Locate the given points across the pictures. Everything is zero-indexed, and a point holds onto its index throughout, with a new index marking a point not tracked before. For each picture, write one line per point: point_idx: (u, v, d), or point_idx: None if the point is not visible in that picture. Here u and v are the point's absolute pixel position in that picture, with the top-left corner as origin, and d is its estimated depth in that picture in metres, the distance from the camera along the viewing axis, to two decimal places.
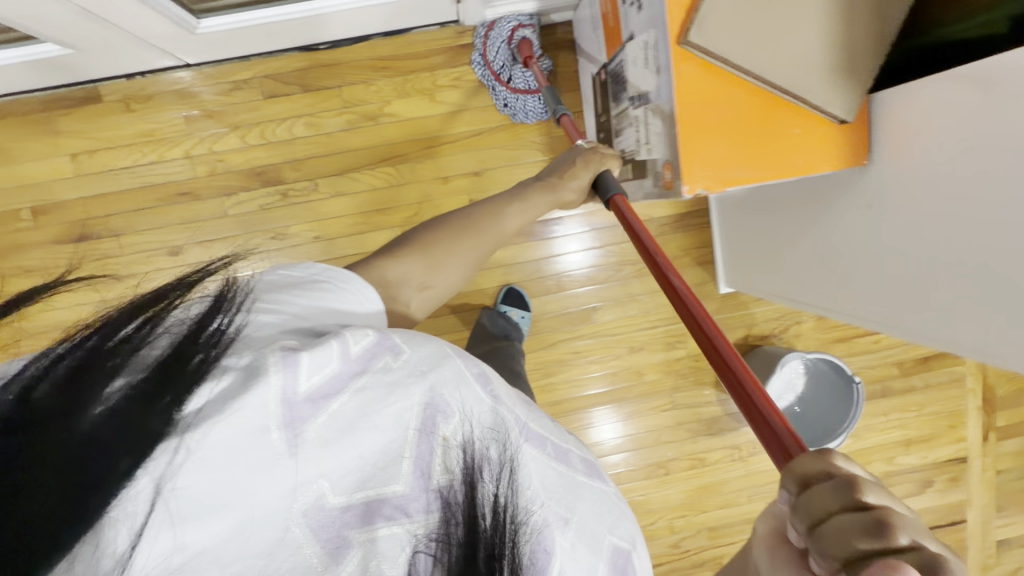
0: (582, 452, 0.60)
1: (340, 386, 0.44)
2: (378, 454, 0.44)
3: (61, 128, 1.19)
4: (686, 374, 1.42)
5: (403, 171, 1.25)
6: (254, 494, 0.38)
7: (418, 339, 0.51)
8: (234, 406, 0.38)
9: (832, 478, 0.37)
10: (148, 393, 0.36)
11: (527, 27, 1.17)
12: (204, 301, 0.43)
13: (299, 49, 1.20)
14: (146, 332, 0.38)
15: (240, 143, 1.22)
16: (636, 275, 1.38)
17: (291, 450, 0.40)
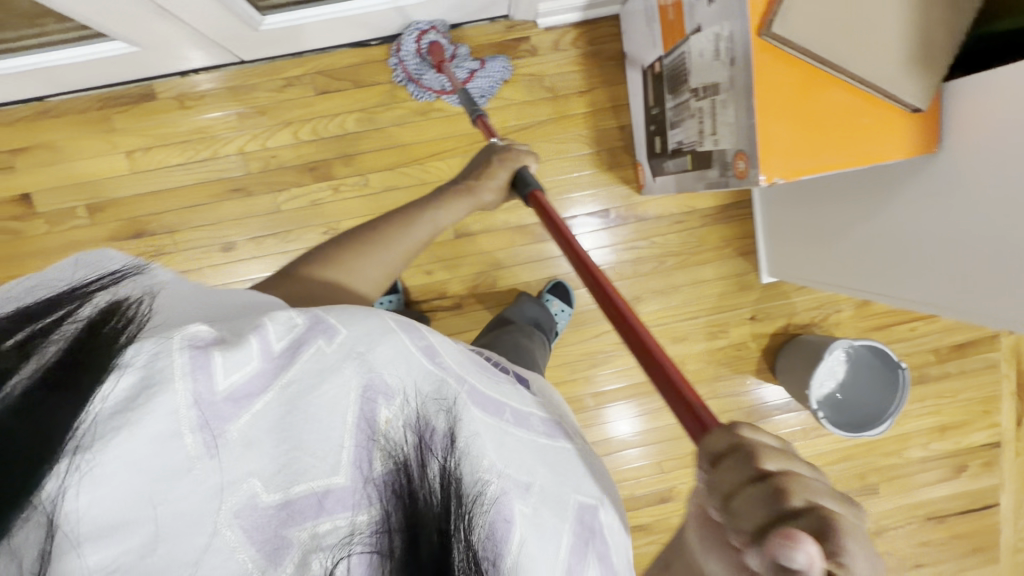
0: (545, 414, 0.55)
1: (264, 385, 0.39)
2: (312, 445, 0.38)
3: (117, 126, 1.20)
4: (727, 364, 1.44)
5: (453, 165, 1.27)
6: (168, 501, 0.33)
7: (352, 318, 0.46)
8: (135, 413, 0.33)
9: (736, 451, 0.37)
10: (44, 399, 0.31)
11: (432, 30, 1.17)
12: (98, 305, 0.38)
13: (351, 45, 1.21)
14: (36, 340, 0.34)
15: (292, 139, 1.24)
16: (679, 267, 1.38)
17: (211, 452, 0.35)
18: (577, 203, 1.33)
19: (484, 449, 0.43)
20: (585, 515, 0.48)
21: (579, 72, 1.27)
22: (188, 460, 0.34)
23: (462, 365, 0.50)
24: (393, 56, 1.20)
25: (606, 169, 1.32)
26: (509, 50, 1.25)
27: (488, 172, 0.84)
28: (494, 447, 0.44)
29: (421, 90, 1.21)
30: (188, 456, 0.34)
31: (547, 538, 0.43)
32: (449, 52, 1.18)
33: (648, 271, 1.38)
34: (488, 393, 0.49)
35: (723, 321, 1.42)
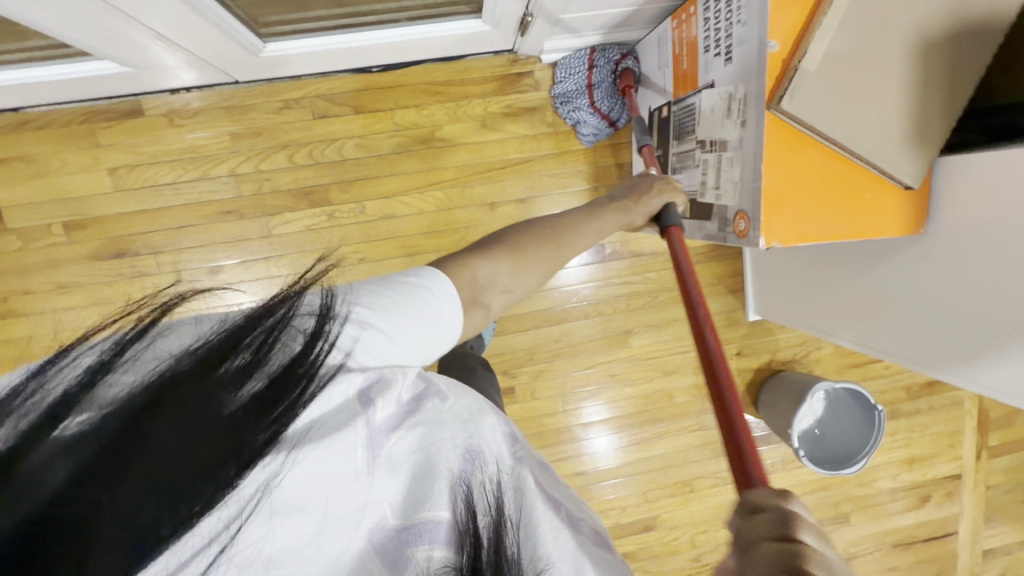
0: (593, 523, 0.52)
1: (402, 423, 0.45)
2: (430, 481, 0.43)
3: (102, 141, 1.15)
4: None
5: (452, 195, 1.26)
6: (334, 502, 0.39)
7: (461, 387, 0.51)
8: (330, 425, 0.40)
9: (777, 513, 0.39)
10: (270, 395, 0.37)
11: (627, 57, 1.20)
12: (315, 309, 0.43)
13: (353, 71, 1.18)
14: (273, 337, 0.39)
15: (289, 163, 1.20)
16: (671, 301, 1.42)
17: (369, 471, 0.41)
18: None
19: (547, 535, 0.44)
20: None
21: None
22: (353, 473, 0.41)
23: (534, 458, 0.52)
24: (580, 56, 1.19)
25: None
26: (514, 83, 1.24)
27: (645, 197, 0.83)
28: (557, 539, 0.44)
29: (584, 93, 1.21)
30: (354, 468, 0.41)
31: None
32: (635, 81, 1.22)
33: (642, 305, 1.41)
34: (552, 485, 0.52)
35: None
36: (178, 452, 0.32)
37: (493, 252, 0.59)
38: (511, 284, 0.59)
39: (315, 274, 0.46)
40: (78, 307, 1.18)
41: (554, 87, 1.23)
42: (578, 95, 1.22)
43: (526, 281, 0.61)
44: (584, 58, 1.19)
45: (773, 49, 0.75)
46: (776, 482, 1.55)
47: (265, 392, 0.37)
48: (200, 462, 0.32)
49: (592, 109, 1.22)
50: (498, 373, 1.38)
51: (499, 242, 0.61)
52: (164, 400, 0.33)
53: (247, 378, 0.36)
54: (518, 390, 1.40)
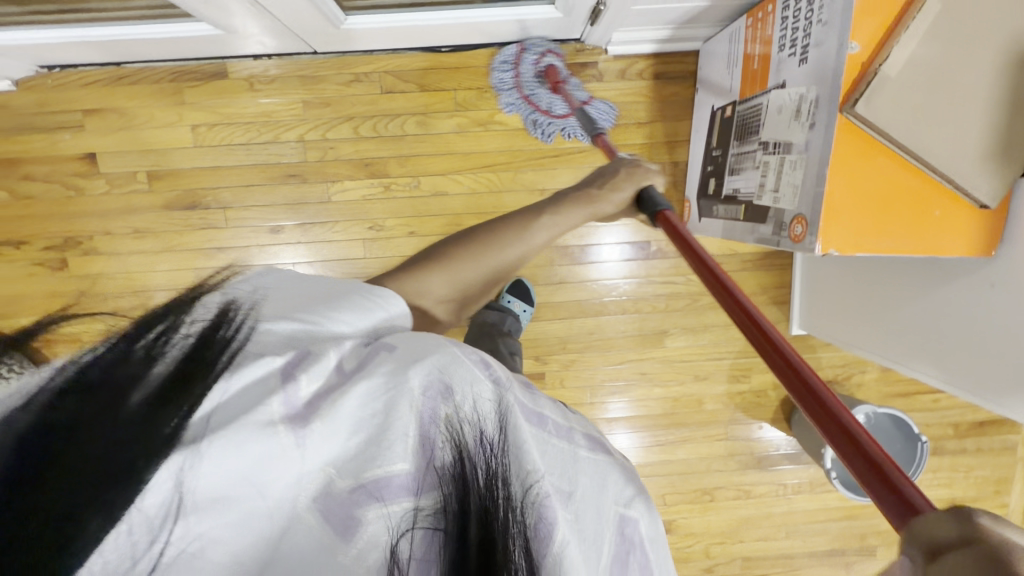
0: (587, 429, 0.57)
1: (337, 386, 0.40)
2: (376, 433, 0.39)
3: (187, 99, 1.23)
4: (745, 408, 1.45)
5: (504, 179, 1.29)
6: (267, 476, 0.36)
7: (413, 337, 0.46)
8: (248, 404, 0.37)
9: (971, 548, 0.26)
10: (169, 392, 0.35)
11: (549, 54, 1.22)
12: (209, 310, 0.42)
13: (423, 49, 1.22)
14: (162, 341, 0.38)
15: (353, 134, 1.26)
16: (711, 307, 1.40)
17: (298, 442, 0.37)
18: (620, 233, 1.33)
19: (531, 449, 0.45)
20: (627, 528, 0.51)
21: (645, 104, 1.27)
22: (280, 447, 0.36)
23: (512, 382, 0.50)
24: (507, 59, 1.21)
25: None
26: (578, 72, 1.24)
27: (614, 185, 0.82)
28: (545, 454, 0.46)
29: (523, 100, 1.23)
30: (281, 441, 0.36)
31: (586, 542, 0.46)
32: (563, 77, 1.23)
33: (680, 307, 1.40)
34: (530, 407, 0.50)
35: (747, 366, 1.43)
36: (76, 464, 0.30)
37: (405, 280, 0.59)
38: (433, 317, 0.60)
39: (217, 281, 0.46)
40: (151, 251, 1.27)
41: (509, 111, 1.25)
42: (522, 103, 1.23)
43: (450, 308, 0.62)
44: (508, 63, 1.22)
45: (853, 51, 0.74)
46: (800, 504, 1.51)
47: (169, 395, 0.35)
48: (97, 466, 0.31)
49: (557, 118, 1.23)
50: (530, 358, 1.40)
51: (432, 258, 0.63)
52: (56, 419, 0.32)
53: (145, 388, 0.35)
54: (547, 378, 1.40)
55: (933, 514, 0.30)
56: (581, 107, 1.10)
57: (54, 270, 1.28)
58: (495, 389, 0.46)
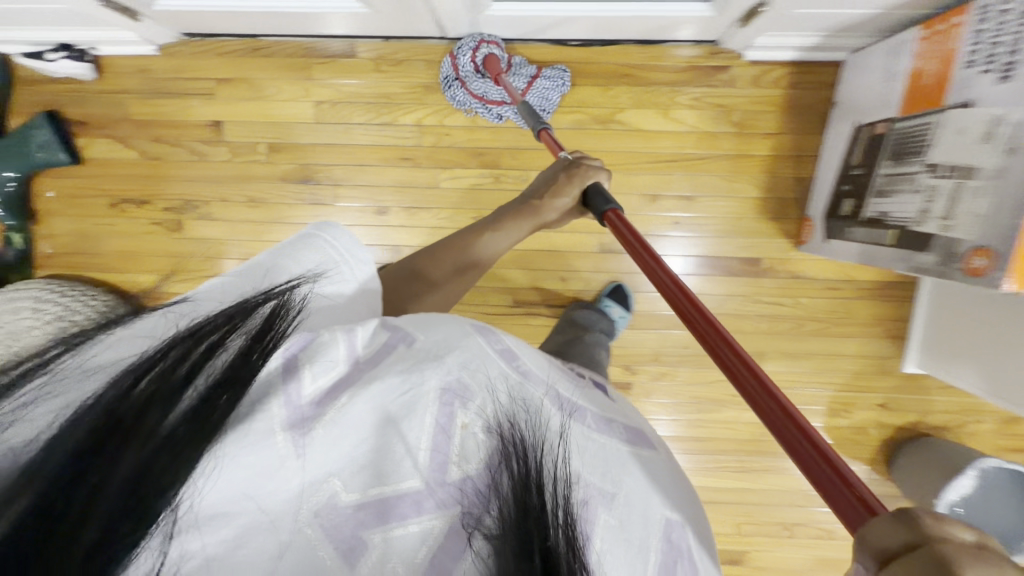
0: (627, 421, 0.52)
1: (348, 387, 0.41)
2: (393, 440, 0.39)
3: (314, 75, 1.25)
4: (839, 444, 1.37)
5: (616, 179, 1.25)
6: (267, 490, 0.36)
7: (436, 324, 0.47)
8: (259, 407, 0.38)
9: (916, 552, 0.31)
10: (208, 401, 0.36)
11: (486, 43, 1.14)
12: (265, 313, 0.42)
13: (552, 41, 1.20)
14: (218, 342, 0.39)
15: (470, 122, 1.25)
16: (819, 333, 1.31)
17: (297, 452, 0.37)
18: (729, 247, 1.27)
19: (575, 451, 0.43)
20: (672, 533, 0.44)
21: (774, 114, 1.21)
22: (279, 458, 0.37)
23: (546, 369, 0.50)
24: (449, 61, 1.17)
25: (770, 219, 1.26)
26: (709, 76, 1.20)
27: (560, 189, 0.86)
28: (583, 449, 0.44)
29: (472, 99, 1.18)
30: (278, 451, 0.37)
31: (633, 552, 0.41)
32: (504, 63, 1.15)
33: (786, 331, 1.31)
34: (571, 399, 0.49)
35: (849, 400, 1.34)
36: (117, 476, 0.32)
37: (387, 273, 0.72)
38: (416, 290, 0.69)
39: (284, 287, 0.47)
40: (262, 222, 1.30)
41: (454, 102, 1.21)
42: (474, 102, 1.19)
43: (436, 288, 0.71)
44: (449, 65, 1.17)
45: None
46: None
47: (194, 402, 0.36)
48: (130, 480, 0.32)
49: (489, 104, 1.18)
50: (618, 366, 1.35)
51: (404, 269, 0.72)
52: (86, 436, 0.33)
53: (168, 391, 0.36)
54: (634, 388, 1.36)
55: (876, 520, 0.34)
56: (521, 99, 1.04)
57: (170, 230, 1.33)
58: (522, 380, 0.46)
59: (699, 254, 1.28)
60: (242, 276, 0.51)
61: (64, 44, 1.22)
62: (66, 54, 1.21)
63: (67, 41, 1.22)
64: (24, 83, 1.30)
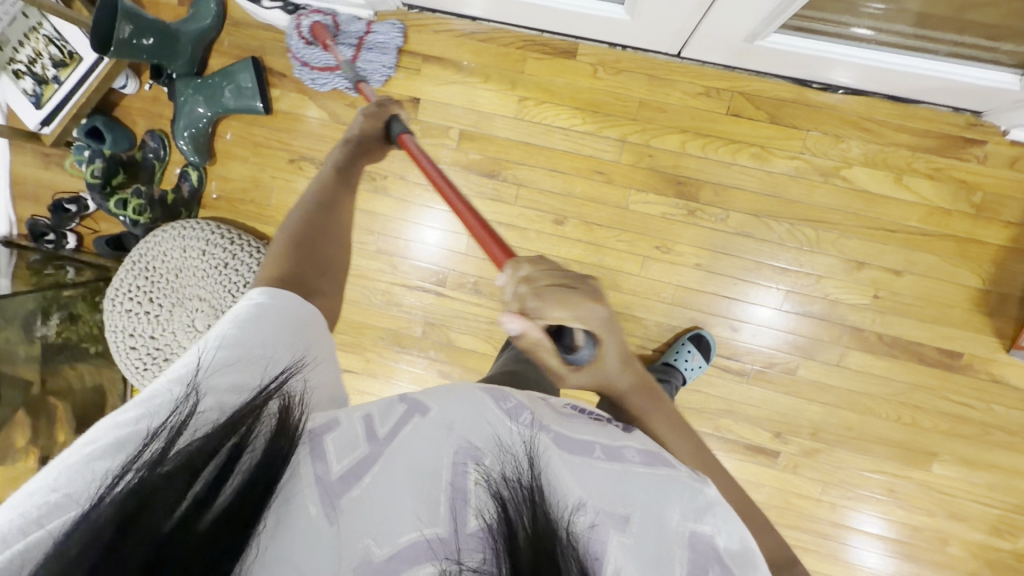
0: (643, 444, 0.53)
1: (369, 464, 0.46)
2: (420, 508, 0.44)
3: (527, 69, 1.20)
4: (997, 570, 1.22)
5: (820, 237, 1.16)
6: (307, 550, 0.41)
7: (445, 392, 0.51)
8: (289, 478, 0.43)
9: (516, 269, 0.59)
10: (242, 494, 0.39)
11: (314, 15, 1.23)
12: (275, 408, 0.45)
13: (791, 80, 1.13)
14: (244, 436, 0.42)
15: (677, 148, 1.18)
16: (1006, 446, 1.18)
17: (331, 520, 0.43)
18: (926, 332, 1.17)
19: (573, 484, 0.46)
20: (699, 543, 0.47)
21: (1022, 204, 1.10)
22: (316, 527, 0.43)
23: (549, 412, 0.53)
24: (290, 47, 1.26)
25: (982, 314, 1.14)
26: (957, 148, 1.10)
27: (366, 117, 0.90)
28: (571, 478, 0.47)
29: (316, 72, 1.25)
30: (314, 522, 0.43)
31: (654, 567, 0.44)
32: (331, 31, 1.23)
33: (968, 435, 1.19)
34: (572, 436, 0.51)
35: (1018, 524, 1.20)
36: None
37: (280, 237, 0.70)
38: (327, 224, 0.73)
39: (278, 368, 0.51)
40: None
41: (312, 86, 1.28)
42: (322, 77, 1.26)
43: (338, 218, 0.75)
44: (292, 49, 1.26)
45: None
46: None
47: (231, 497, 0.39)
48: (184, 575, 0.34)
49: (335, 71, 1.24)
50: (769, 433, 1.26)
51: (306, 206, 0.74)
52: (116, 534, 0.35)
53: (184, 489, 0.38)
54: (781, 457, 1.26)
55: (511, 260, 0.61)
56: (345, 59, 1.10)
57: None
58: (523, 431, 0.49)
59: (892, 333, 1.18)
60: (243, 358, 0.50)
61: None
62: (279, 4, 1.24)
63: None
64: (233, 24, 1.32)
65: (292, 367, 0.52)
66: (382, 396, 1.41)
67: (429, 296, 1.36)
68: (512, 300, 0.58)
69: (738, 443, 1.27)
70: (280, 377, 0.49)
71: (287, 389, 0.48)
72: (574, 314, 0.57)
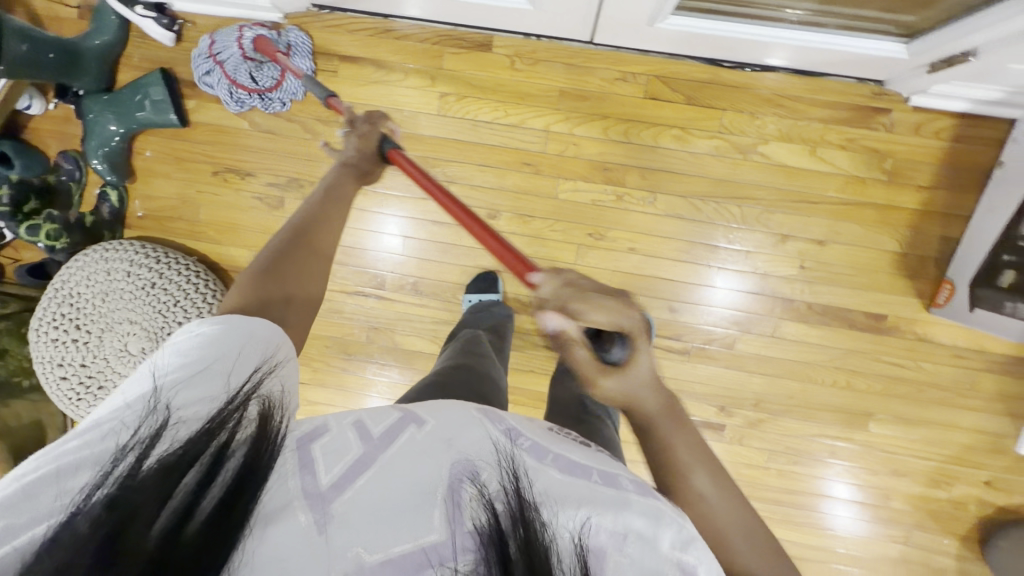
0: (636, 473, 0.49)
1: (361, 470, 0.45)
2: (412, 514, 0.43)
3: (446, 65, 1.19)
4: (936, 518, 1.27)
5: (746, 213, 1.18)
6: (291, 560, 0.39)
7: (442, 407, 0.51)
8: (269, 508, 0.41)
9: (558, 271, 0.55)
10: (228, 501, 0.38)
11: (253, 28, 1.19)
12: (253, 414, 0.43)
13: (704, 60, 1.14)
14: (223, 442, 0.40)
15: (601, 134, 1.18)
16: (938, 401, 1.23)
17: (321, 528, 0.41)
18: (855, 297, 1.20)
19: (568, 500, 0.43)
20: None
21: (932, 167, 1.14)
22: (305, 535, 0.41)
23: (545, 431, 0.51)
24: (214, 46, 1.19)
25: (904, 276, 1.18)
26: (867, 118, 1.13)
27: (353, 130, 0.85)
28: (564, 492, 0.44)
29: (230, 84, 1.20)
30: (303, 530, 0.41)
31: None
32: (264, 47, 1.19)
33: (901, 393, 1.23)
34: (570, 457, 0.48)
35: (954, 474, 1.25)
36: None
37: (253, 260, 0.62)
38: (303, 247, 0.63)
39: (250, 365, 0.47)
40: None
41: (218, 97, 1.23)
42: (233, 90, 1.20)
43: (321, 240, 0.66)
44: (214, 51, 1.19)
45: None
46: None
47: (217, 504, 0.37)
48: None
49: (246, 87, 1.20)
50: (715, 407, 1.28)
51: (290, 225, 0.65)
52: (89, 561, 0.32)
53: (164, 500, 0.36)
54: (727, 431, 1.29)
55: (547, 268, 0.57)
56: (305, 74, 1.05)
57: (272, 207, 1.29)
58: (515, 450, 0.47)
59: (822, 301, 1.21)
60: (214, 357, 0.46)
61: (159, 7, 1.22)
62: (153, 15, 1.21)
63: (163, 5, 1.22)
64: (141, 37, 1.27)
65: (268, 366, 0.48)
66: (333, 405, 1.39)
67: (371, 300, 1.34)
68: (548, 300, 0.53)
69: None
70: (255, 375, 0.46)
71: (264, 391, 0.45)
72: (609, 316, 0.50)
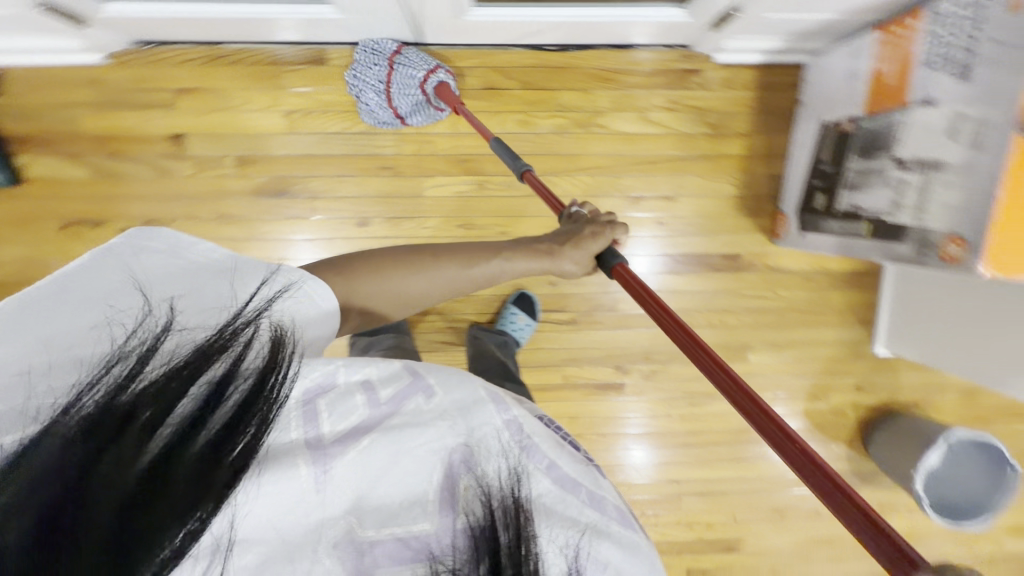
0: (618, 499, 0.49)
1: (363, 432, 0.45)
2: (405, 495, 0.43)
3: (285, 84, 1.20)
4: (821, 427, 1.39)
5: (599, 182, 1.27)
6: (288, 521, 0.41)
7: (451, 376, 0.50)
8: (265, 465, 0.41)
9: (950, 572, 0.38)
10: (229, 433, 0.40)
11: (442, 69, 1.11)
12: (264, 338, 0.46)
13: (528, 47, 1.22)
14: (226, 367, 0.42)
15: (450, 129, 1.23)
16: (800, 322, 1.36)
17: (319, 487, 0.42)
18: (711, 242, 1.31)
19: (562, 515, 0.44)
20: None
21: (747, 115, 1.27)
22: (303, 492, 0.41)
23: (547, 433, 0.50)
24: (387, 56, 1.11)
25: (746, 215, 1.30)
26: (682, 80, 1.25)
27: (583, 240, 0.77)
28: (564, 512, 0.44)
29: (388, 108, 1.15)
30: (302, 488, 0.41)
31: None
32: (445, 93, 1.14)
33: (769, 322, 1.35)
34: (571, 472, 0.47)
35: (828, 384, 1.38)
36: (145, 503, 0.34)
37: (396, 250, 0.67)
38: (410, 275, 0.63)
39: (255, 301, 0.50)
40: (236, 239, 1.24)
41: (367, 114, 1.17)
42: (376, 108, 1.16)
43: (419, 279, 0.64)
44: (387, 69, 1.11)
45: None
46: None
47: (219, 428, 0.40)
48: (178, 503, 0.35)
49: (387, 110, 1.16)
50: (610, 367, 1.35)
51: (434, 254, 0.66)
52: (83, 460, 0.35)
53: (163, 417, 0.38)
54: (627, 388, 1.36)
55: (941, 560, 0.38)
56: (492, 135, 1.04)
57: None
58: (518, 449, 0.46)
59: (683, 251, 1.31)
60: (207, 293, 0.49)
61: None
62: None
63: None
64: None
65: (276, 298, 0.51)
66: None
67: None
68: None
69: (589, 385, 1.35)
70: (257, 310, 0.49)
71: (272, 320, 0.48)
72: None
